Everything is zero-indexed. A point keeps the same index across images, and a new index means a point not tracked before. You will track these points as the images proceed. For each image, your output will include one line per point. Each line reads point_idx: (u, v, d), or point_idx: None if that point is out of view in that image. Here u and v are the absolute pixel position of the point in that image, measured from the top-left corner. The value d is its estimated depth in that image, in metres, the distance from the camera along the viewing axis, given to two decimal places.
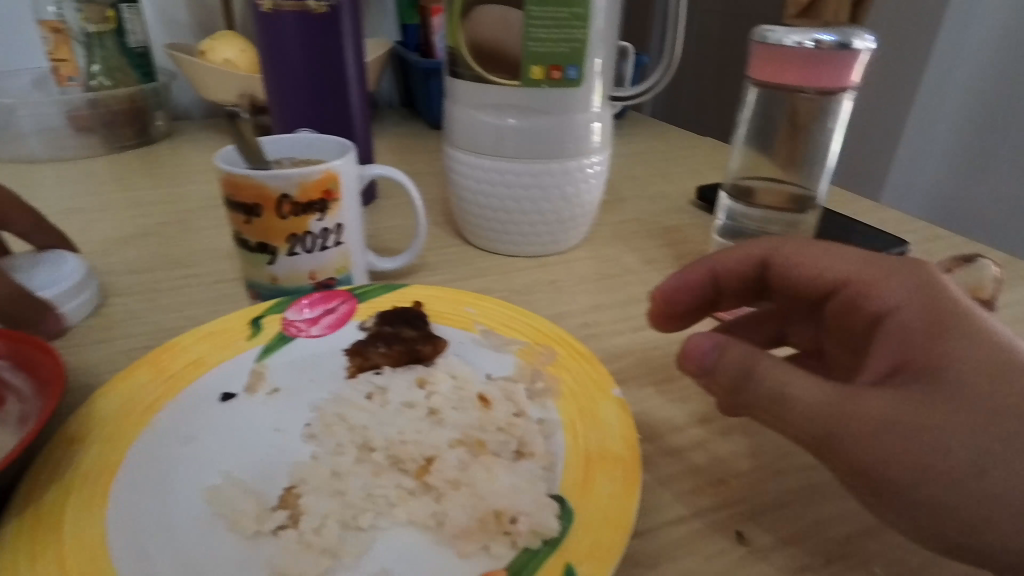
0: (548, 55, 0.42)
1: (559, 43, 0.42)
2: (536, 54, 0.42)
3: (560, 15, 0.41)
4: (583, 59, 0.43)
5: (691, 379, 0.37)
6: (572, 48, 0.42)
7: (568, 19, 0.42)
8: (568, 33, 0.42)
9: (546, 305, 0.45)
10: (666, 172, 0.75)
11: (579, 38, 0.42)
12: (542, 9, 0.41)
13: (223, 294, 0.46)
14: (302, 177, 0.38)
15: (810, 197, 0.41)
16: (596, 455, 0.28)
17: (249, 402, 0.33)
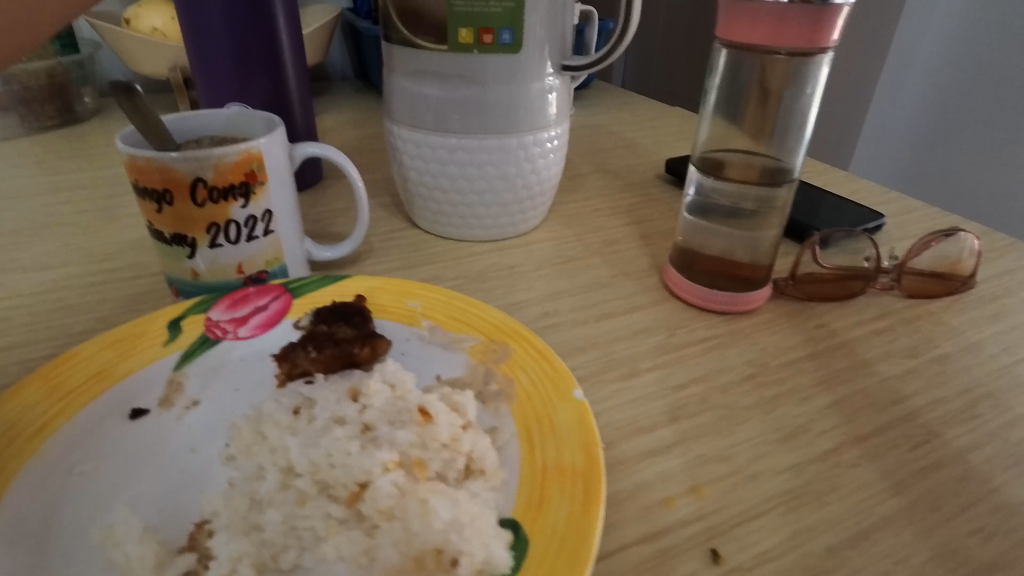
0: (477, 16, 0.38)
1: (492, 1, 0.38)
2: (465, 15, 0.38)
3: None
4: (519, 20, 0.39)
5: (657, 374, 0.34)
6: (505, 8, 0.38)
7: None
8: None
9: (502, 294, 0.42)
10: (632, 144, 0.71)
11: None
12: None
13: (143, 291, 0.41)
14: (218, 159, 0.33)
15: (783, 170, 0.38)
16: (553, 470, 0.25)
17: (161, 420, 0.29)
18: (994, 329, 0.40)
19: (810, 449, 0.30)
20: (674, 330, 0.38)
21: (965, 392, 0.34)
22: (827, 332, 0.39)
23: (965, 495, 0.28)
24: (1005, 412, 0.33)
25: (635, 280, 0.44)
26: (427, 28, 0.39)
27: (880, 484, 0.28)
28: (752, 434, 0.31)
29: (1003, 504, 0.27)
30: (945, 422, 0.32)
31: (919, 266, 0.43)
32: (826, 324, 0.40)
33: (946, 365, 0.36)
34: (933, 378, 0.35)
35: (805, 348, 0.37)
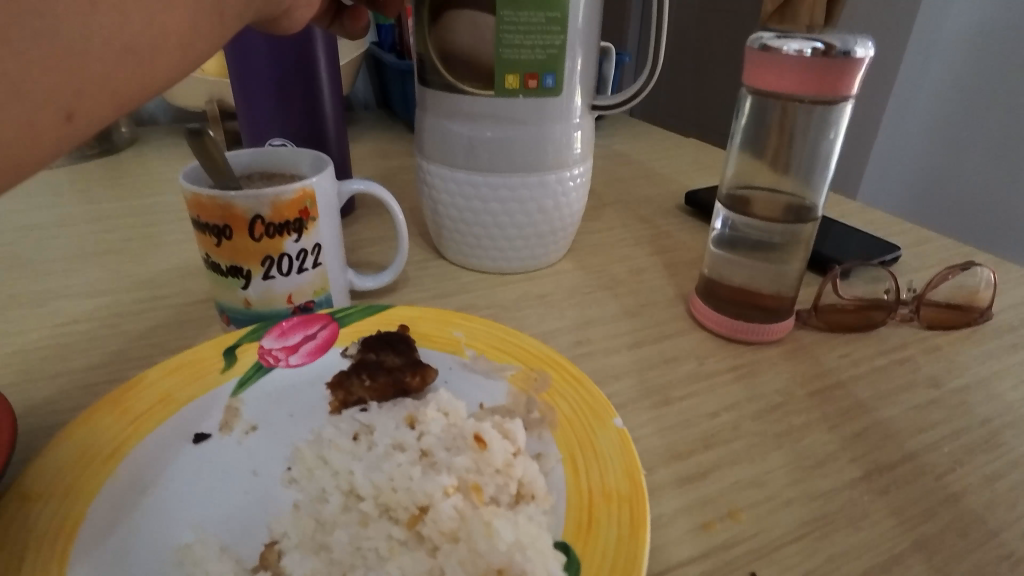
0: (524, 64, 0.41)
1: (538, 49, 0.40)
2: (513, 62, 0.40)
3: (535, 22, 0.39)
4: (560, 65, 0.41)
5: (689, 402, 0.36)
6: (549, 55, 0.41)
7: (543, 24, 0.39)
8: (545, 39, 0.40)
9: (535, 322, 0.43)
10: (651, 174, 0.73)
11: (557, 44, 0.40)
12: (516, 14, 0.39)
13: (193, 319, 0.43)
14: (275, 197, 0.35)
15: (807, 206, 0.40)
16: (599, 493, 0.26)
17: (222, 444, 0.30)
18: (1013, 359, 0.41)
19: (840, 476, 0.31)
20: (703, 359, 0.40)
21: (987, 421, 0.36)
22: (851, 361, 0.40)
23: (993, 522, 0.29)
24: None
25: (662, 309, 0.45)
26: (472, 74, 0.41)
27: (910, 509, 0.29)
28: (784, 461, 0.32)
29: None
30: (969, 450, 0.33)
31: (936, 298, 0.45)
32: (849, 354, 0.41)
33: (967, 395, 0.38)
34: (956, 408, 0.37)
35: (831, 377, 0.39)
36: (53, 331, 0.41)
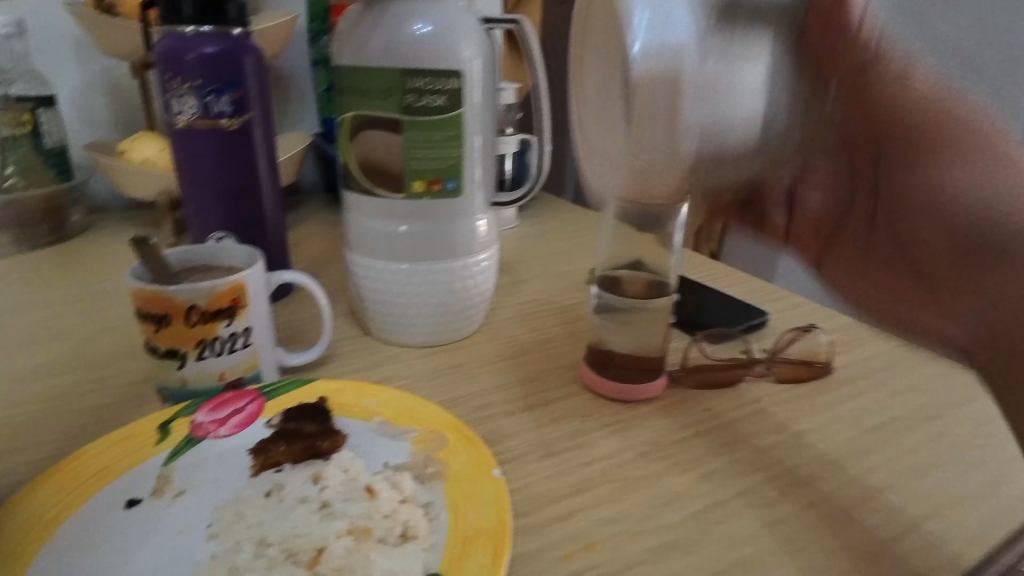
0: (428, 171, 0.49)
1: (439, 160, 0.48)
2: (418, 171, 0.48)
3: (435, 139, 0.48)
4: (460, 173, 0.50)
5: (570, 454, 0.42)
6: (449, 164, 0.49)
7: (442, 140, 0.48)
8: (444, 152, 0.48)
9: (446, 389, 0.49)
10: (568, 251, 0.82)
11: (455, 155, 0.49)
12: (419, 133, 0.47)
13: (135, 397, 0.47)
14: (210, 288, 0.41)
15: (666, 285, 0.49)
16: (472, 533, 0.32)
17: (153, 508, 0.35)
18: (847, 407, 0.49)
19: (686, 510, 0.38)
20: (587, 417, 0.46)
21: (815, 459, 0.43)
22: (712, 414, 0.48)
23: (802, 542, 0.36)
24: (844, 474, 0.41)
25: (559, 374, 0.52)
26: (386, 180, 0.49)
27: (737, 534, 0.36)
28: (641, 500, 0.38)
29: (830, 547, 0.35)
30: (795, 483, 0.40)
31: (787, 356, 0.53)
32: (712, 407, 0.48)
33: (802, 438, 0.45)
34: (791, 449, 0.44)
35: (693, 428, 0.46)
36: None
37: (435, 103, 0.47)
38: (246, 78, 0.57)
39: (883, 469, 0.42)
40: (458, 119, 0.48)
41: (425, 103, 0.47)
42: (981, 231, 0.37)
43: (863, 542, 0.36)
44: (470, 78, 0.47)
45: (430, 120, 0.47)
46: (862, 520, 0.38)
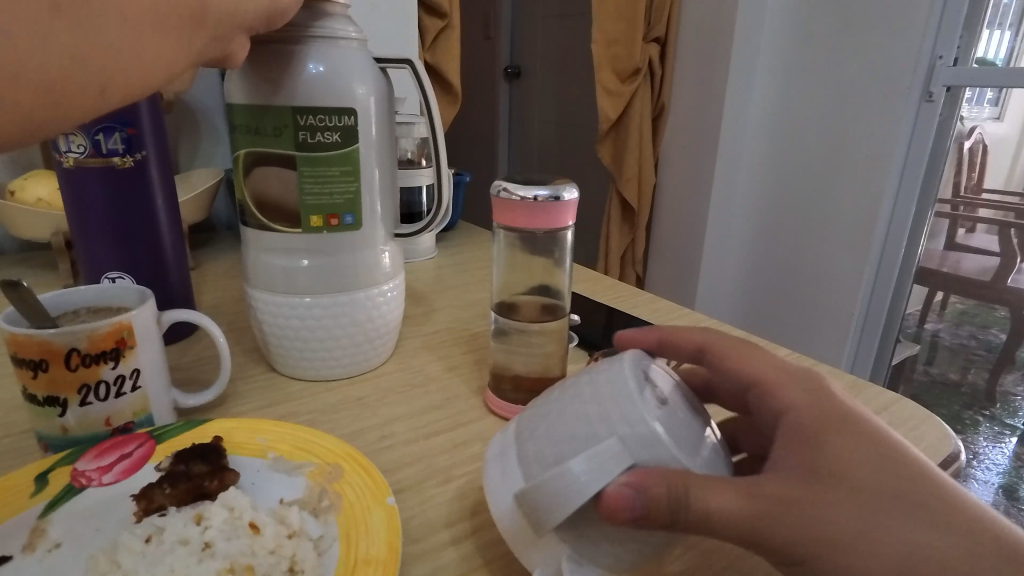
0: (324, 206, 0.49)
1: (335, 195, 0.50)
2: (314, 205, 0.49)
3: (331, 174, 0.49)
4: (357, 207, 0.51)
5: (468, 477, 0.43)
6: (346, 199, 0.50)
7: (337, 176, 0.49)
8: (339, 187, 0.49)
9: (349, 421, 0.49)
10: (482, 279, 0.84)
11: (351, 190, 0.50)
12: (313, 169, 0.48)
13: (11, 450, 0.45)
14: (90, 331, 0.40)
15: (559, 307, 0.50)
16: (361, 561, 0.32)
17: (22, 564, 0.33)
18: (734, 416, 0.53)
19: None
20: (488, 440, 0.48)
21: None
22: None
23: None
24: None
25: (464, 400, 0.53)
26: (283, 215, 0.50)
27: None
28: None
29: None
30: None
31: None
32: None
33: None
34: None
35: None
36: None
37: (328, 140, 0.48)
38: (141, 117, 0.56)
39: None
40: (353, 155, 0.49)
41: (319, 140, 0.48)
42: (769, 391, 0.37)
43: None
44: (364, 116, 0.49)
45: (323, 156, 0.48)
46: None
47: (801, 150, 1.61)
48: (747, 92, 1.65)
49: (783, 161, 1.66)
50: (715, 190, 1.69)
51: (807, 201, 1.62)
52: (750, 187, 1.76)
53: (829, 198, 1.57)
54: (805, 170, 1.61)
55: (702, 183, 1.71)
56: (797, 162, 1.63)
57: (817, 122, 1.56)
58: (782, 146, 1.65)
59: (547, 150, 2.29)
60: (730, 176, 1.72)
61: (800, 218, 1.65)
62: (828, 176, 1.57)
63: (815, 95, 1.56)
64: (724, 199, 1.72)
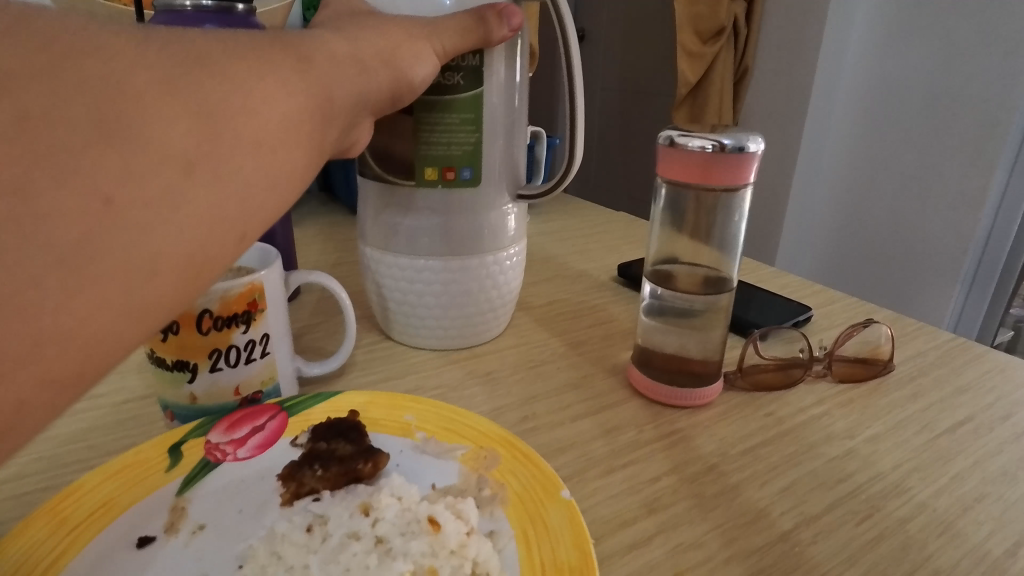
0: (444, 157, 0.44)
1: (457, 145, 0.44)
2: (433, 156, 0.44)
3: (450, 121, 0.43)
4: (479, 160, 0.45)
5: (631, 468, 0.38)
6: (468, 150, 0.44)
7: (459, 124, 0.43)
8: (463, 136, 0.44)
9: (481, 401, 0.45)
10: (585, 249, 0.78)
11: (475, 141, 0.44)
12: (435, 115, 0.43)
13: (132, 417, 0.42)
14: (223, 292, 0.36)
15: (723, 280, 0.44)
16: (551, 569, 0.28)
17: (168, 547, 0.30)
18: (914, 409, 0.46)
19: (774, 531, 0.33)
20: (642, 427, 0.42)
21: (897, 468, 0.39)
22: (776, 419, 0.44)
23: (911, 565, 0.32)
24: (931, 482, 0.38)
25: (602, 380, 0.48)
26: (401, 167, 0.45)
27: (836, 557, 0.32)
28: (722, 520, 0.34)
29: (939, 568, 0.32)
30: (882, 497, 0.37)
31: (846, 354, 0.49)
32: (773, 411, 0.45)
33: (877, 444, 0.42)
34: (869, 457, 0.40)
35: (760, 436, 0.42)
36: None
37: (453, 81, 0.42)
38: None
39: (968, 475, 0.39)
40: (480, 100, 0.43)
41: (443, 81, 0.42)
42: None
43: (971, 556, 0.32)
44: (493, 54, 0.42)
45: (447, 101, 0.43)
46: (963, 534, 0.34)
47: (900, 118, 1.39)
48: (838, 54, 1.45)
49: (875, 132, 1.44)
50: (797, 165, 1.50)
51: (906, 178, 1.40)
52: (834, 162, 1.55)
53: (934, 174, 1.34)
54: (905, 141, 1.39)
55: (784, 156, 1.52)
56: (896, 132, 1.40)
57: (919, 86, 1.34)
58: (874, 113, 1.43)
59: (611, 119, 2.17)
60: (812, 149, 1.52)
61: (894, 197, 1.43)
62: (930, 145, 1.34)
63: (921, 53, 1.33)
64: (806, 173, 1.53)
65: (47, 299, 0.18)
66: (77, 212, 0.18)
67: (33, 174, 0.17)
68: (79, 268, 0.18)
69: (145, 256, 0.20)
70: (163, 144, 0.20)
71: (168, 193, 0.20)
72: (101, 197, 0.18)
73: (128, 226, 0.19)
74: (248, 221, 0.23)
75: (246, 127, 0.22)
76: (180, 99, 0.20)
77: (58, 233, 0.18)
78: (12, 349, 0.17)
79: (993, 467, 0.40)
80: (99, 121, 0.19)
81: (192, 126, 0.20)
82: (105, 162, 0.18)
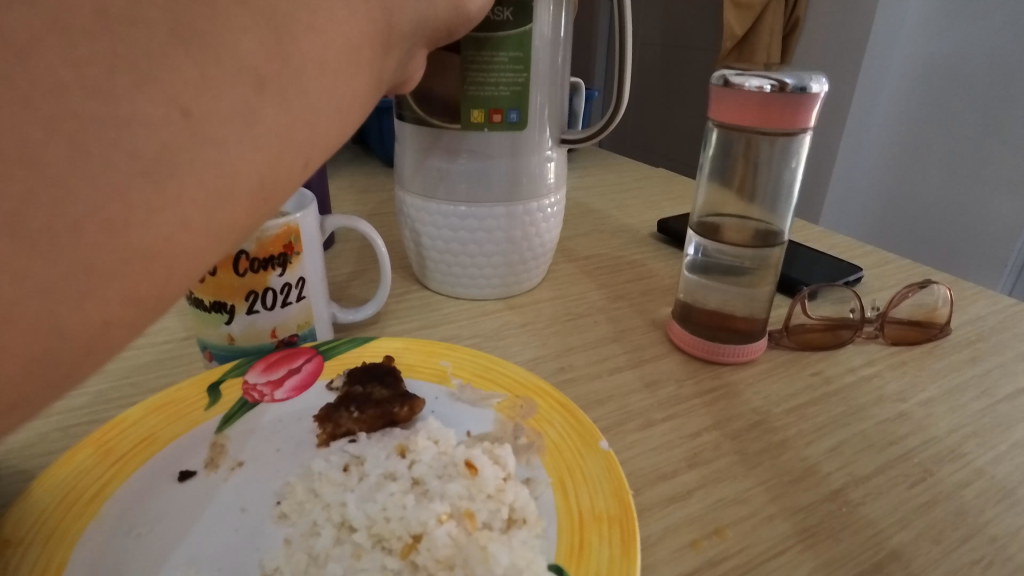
0: (488, 99, 0.42)
1: (502, 85, 0.42)
2: (478, 97, 0.42)
3: (499, 60, 0.41)
4: (525, 102, 0.43)
5: (670, 422, 0.37)
6: (513, 91, 0.43)
7: (506, 63, 0.41)
8: (509, 76, 0.42)
9: (518, 350, 0.44)
10: (624, 204, 0.76)
11: (521, 82, 0.42)
12: (479, 54, 0.41)
13: (173, 356, 0.42)
14: (261, 234, 0.36)
15: (774, 232, 0.42)
16: (589, 517, 0.27)
17: (209, 480, 0.30)
18: (972, 374, 0.44)
19: (820, 490, 0.32)
20: (682, 381, 0.41)
21: (953, 432, 0.37)
22: (823, 379, 0.42)
23: (968, 531, 0.30)
24: (991, 448, 0.36)
25: (640, 334, 0.47)
26: (442, 109, 0.44)
27: (887, 520, 0.30)
28: (765, 477, 0.33)
29: (998, 535, 0.30)
30: (937, 461, 0.35)
31: (900, 316, 0.47)
32: (821, 371, 0.43)
33: (932, 408, 0.40)
34: (922, 421, 0.38)
35: (807, 396, 0.40)
36: None
37: (500, 17, 0.40)
38: None
39: None
40: (527, 38, 0.41)
41: (490, 17, 0.40)
42: None
43: None
44: None
45: (492, 38, 0.41)
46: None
47: (967, 79, 1.29)
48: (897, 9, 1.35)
49: (935, 95, 1.34)
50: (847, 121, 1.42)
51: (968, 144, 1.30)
52: (889, 125, 1.45)
53: (1000, 141, 1.24)
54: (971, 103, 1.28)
55: (833, 117, 1.44)
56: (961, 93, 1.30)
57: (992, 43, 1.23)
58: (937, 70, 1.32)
59: (649, 77, 2.10)
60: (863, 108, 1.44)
61: (952, 164, 1.34)
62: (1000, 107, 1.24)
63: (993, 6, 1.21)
64: (858, 130, 1.44)
65: (130, 212, 0.17)
66: (160, 121, 0.17)
67: (115, 78, 0.16)
68: (159, 181, 0.17)
69: (223, 176, 0.19)
70: (237, 57, 0.19)
71: (243, 108, 0.19)
72: (180, 108, 0.17)
73: (203, 142, 0.18)
74: (311, 148, 0.22)
75: (314, 45, 0.21)
76: (251, 10, 0.19)
77: (143, 143, 0.17)
78: (98, 265, 0.17)
79: None
80: (174, 26, 0.17)
81: (261, 40, 0.19)
82: (184, 69, 0.17)
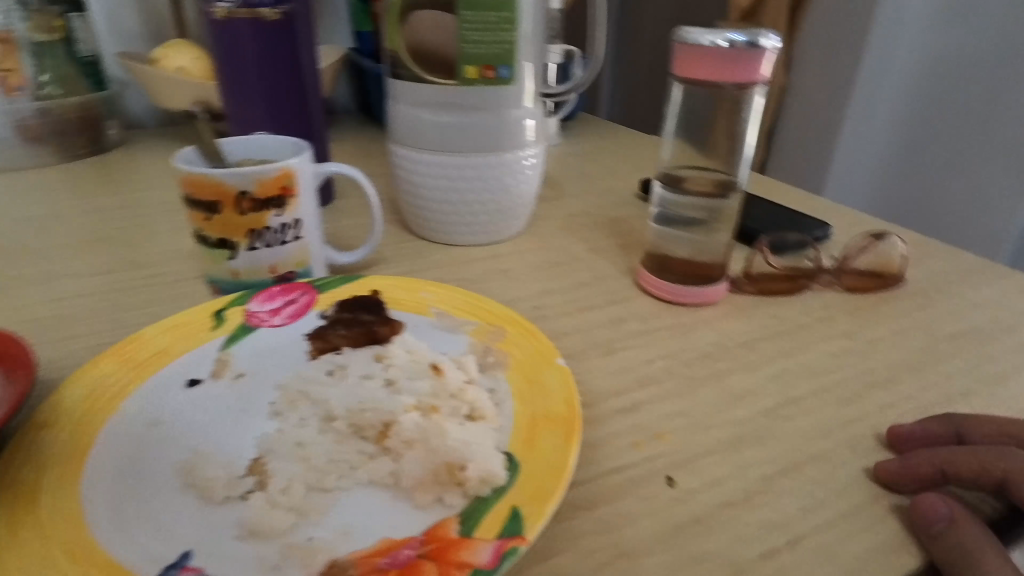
0: (481, 56, 0.46)
1: (493, 44, 0.46)
2: (472, 55, 0.46)
3: (490, 20, 0.45)
4: (514, 59, 0.47)
5: (629, 351, 0.41)
6: (503, 49, 0.46)
7: (498, 23, 0.45)
8: (498, 35, 0.45)
9: (498, 291, 0.48)
10: (614, 169, 0.79)
11: (509, 40, 0.46)
12: (473, 14, 0.44)
13: (184, 292, 0.47)
14: (260, 175, 0.40)
15: (731, 181, 0.46)
16: (542, 417, 0.31)
17: (215, 386, 0.35)
18: (921, 318, 0.47)
19: (756, 406, 0.36)
20: (647, 318, 0.45)
21: (890, 364, 0.41)
22: (778, 320, 0.45)
23: (881, 441, 0.34)
24: (921, 378, 0.39)
25: (612, 281, 0.50)
26: (439, 66, 0.47)
27: (812, 430, 0.34)
28: (708, 396, 0.36)
29: (909, 446, 0.33)
30: (870, 387, 0.38)
31: (860, 267, 0.50)
32: (777, 313, 0.46)
33: (876, 344, 0.43)
34: (863, 354, 0.42)
35: (759, 332, 0.44)
36: (57, 304, 0.45)
37: None
38: None
39: (961, 374, 0.40)
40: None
41: None
42: None
43: None
44: None
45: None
46: None
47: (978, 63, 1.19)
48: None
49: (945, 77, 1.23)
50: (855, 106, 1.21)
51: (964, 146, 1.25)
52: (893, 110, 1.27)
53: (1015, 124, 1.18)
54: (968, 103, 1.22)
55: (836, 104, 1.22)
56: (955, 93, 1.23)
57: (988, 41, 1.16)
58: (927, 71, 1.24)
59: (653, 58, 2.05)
60: (877, 100, 1.23)
61: (948, 165, 1.29)
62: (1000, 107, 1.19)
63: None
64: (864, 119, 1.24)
65: None
66: None
67: None
68: None
69: None
70: None
71: None
72: None
73: None
74: None
75: None
76: None
77: None
78: None
79: (990, 366, 0.40)
80: None
81: None
82: None
